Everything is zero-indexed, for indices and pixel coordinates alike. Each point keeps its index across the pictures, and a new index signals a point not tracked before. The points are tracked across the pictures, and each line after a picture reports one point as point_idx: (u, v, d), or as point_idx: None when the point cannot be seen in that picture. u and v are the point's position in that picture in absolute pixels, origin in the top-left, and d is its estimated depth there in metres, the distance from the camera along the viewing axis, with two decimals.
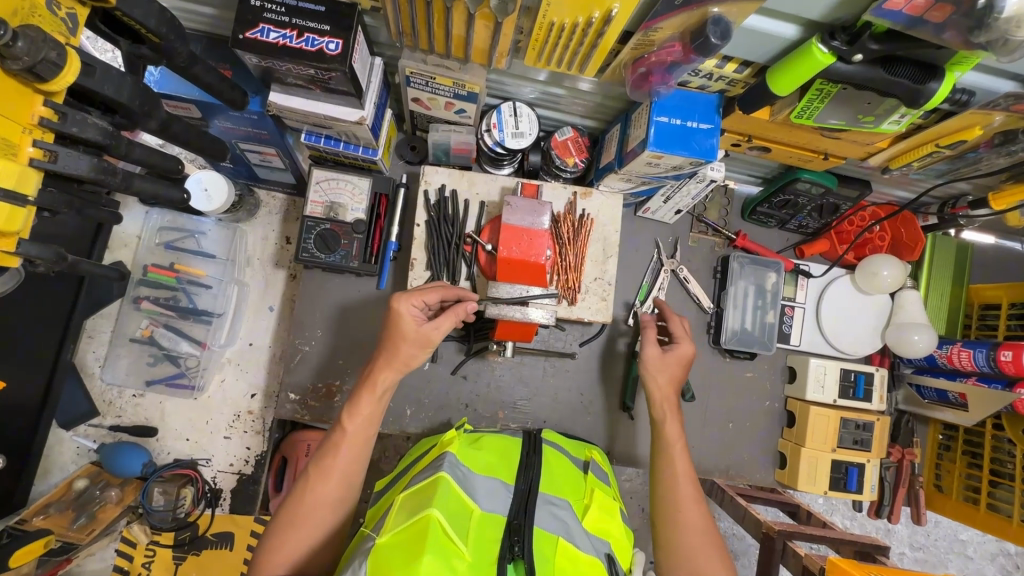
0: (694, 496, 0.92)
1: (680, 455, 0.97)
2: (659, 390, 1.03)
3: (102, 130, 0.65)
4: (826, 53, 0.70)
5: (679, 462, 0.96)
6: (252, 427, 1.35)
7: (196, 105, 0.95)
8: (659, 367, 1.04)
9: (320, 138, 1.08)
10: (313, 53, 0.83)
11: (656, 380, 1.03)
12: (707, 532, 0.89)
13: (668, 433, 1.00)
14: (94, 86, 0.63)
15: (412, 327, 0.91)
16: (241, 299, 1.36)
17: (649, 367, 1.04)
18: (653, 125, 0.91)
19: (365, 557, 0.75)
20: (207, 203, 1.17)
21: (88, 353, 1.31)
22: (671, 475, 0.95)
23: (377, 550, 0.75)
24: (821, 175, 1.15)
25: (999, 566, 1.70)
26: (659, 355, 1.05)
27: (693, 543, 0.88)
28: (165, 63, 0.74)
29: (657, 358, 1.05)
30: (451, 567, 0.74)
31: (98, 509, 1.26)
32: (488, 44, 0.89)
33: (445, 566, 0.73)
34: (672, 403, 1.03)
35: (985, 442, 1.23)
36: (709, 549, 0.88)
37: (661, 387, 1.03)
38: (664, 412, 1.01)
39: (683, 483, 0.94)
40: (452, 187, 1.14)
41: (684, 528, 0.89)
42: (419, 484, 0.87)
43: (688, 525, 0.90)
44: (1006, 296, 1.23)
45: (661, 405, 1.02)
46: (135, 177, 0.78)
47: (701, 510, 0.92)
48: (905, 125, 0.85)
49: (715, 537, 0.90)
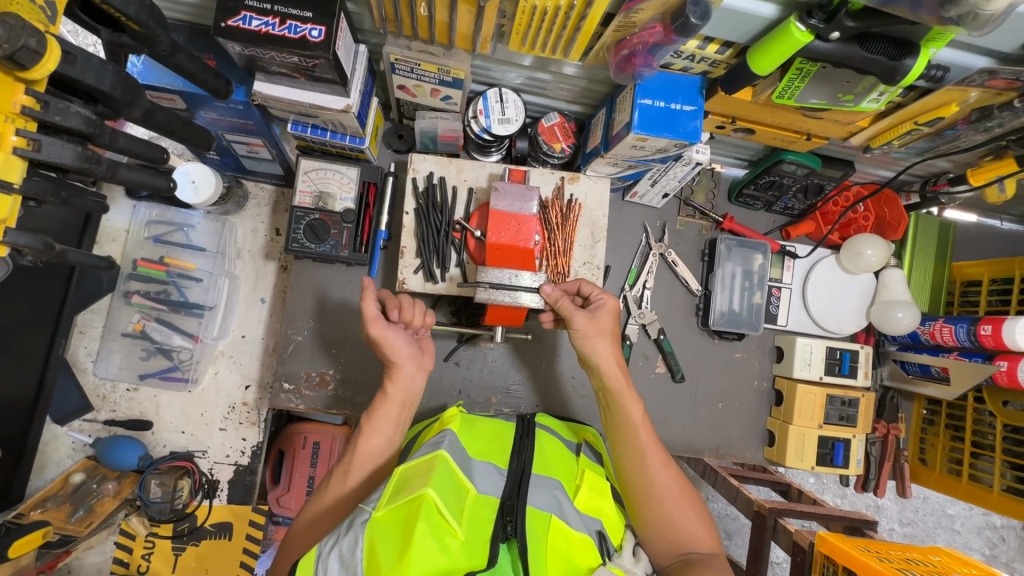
0: (664, 462, 0.98)
1: (645, 433, 0.99)
2: (605, 363, 1.00)
3: (85, 119, 0.64)
4: (804, 31, 0.71)
5: (645, 439, 0.98)
6: (247, 418, 1.36)
7: (180, 95, 0.95)
8: (594, 333, 1.00)
9: (307, 128, 1.08)
10: (296, 41, 0.83)
11: (596, 347, 1.00)
12: (685, 497, 0.96)
13: (633, 414, 0.99)
14: (74, 74, 0.62)
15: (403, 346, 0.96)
16: (233, 292, 1.36)
17: (580, 334, 1.00)
18: (637, 107, 0.92)
19: (362, 531, 0.77)
20: (194, 195, 1.16)
21: (80, 348, 1.32)
22: (642, 453, 0.98)
23: (374, 523, 0.77)
24: (805, 157, 1.17)
25: (985, 539, 1.75)
26: (588, 319, 1.00)
27: (679, 512, 0.94)
28: (148, 52, 0.73)
29: (588, 324, 1.00)
30: (441, 546, 0.75)
31: (96, 502, 1.25)
32: (472, 29, 0.89)
33: (436, 545, 0.75)
34: (626, 383, 1.01)
35: (967, 415, 1.27)
36: (690, 515, 0.95)
37: (602, 343, 1.00)
38: (609, 354, 1.00)
39: (654, 456, 0.98)
40: (440, 175, 1.15)
41: (664, 498, 0.95)
42: (419, 458, 0.88)
43: (666, 495, 0.95)
44: (988, 272, 1.27)
45: (615, 380, 1.00)
46: (119, 167, 0.76)
47: (671, 474, 0.97)
48: (884, 103, 0.87)
49: (690, 496, 0.97)
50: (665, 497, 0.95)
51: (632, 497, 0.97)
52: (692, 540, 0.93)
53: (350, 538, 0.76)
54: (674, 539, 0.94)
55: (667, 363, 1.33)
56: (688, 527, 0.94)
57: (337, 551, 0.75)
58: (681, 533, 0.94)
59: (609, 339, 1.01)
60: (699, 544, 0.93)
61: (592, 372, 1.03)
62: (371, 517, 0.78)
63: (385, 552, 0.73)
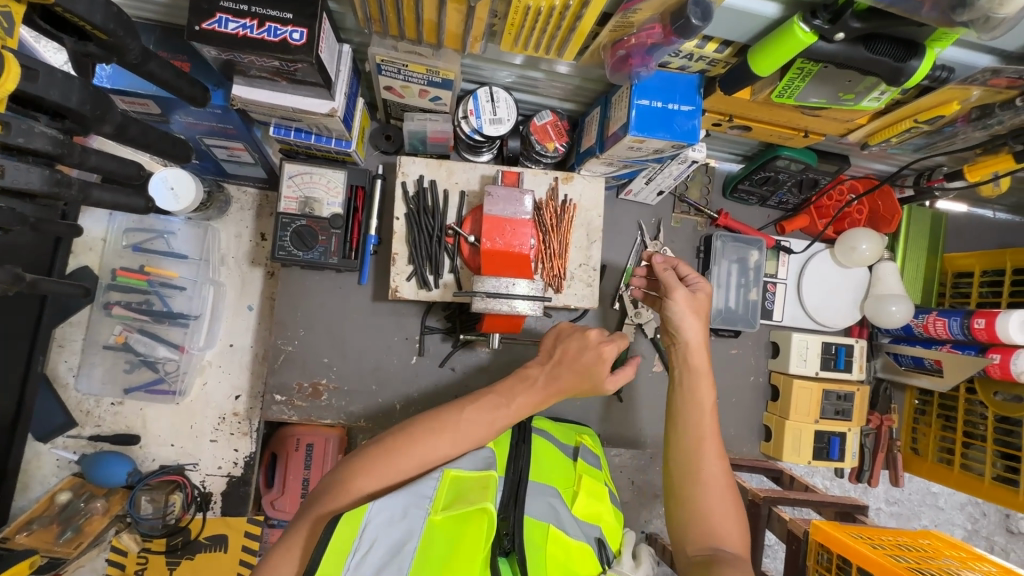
0: (719, 453, 0.91)
1: (709, 418, 0.94)
2: (693, 342, 0.98)
3: (51, 139, 0.60)
4: (809, 32, 0.69)
5: (707, 422, 0.93)
6: (238, 428, 1.33)
7: (154, 101, 0.91)
8: (692, 311, 0.99)
9: (290, 131, 1.03)
10: (277, 45, 0.79)
11: (684, 322, 0.98)
12: (731, 493, 0.89)
13: (703, 395, 0.95)
14: (37, 91, 0.57)
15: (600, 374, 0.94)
16: (218, 300, 1.32)
17: (677, 307, 0.98)
18: (634, 108, 0.89)
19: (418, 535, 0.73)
20: (174, 202, 1.11)
21: (60, 362, 1.27)
22: (699, 435, 0.92)
23: (430, 527, 0.74)
24: (801, 152, 1.16)
25: (967, 515, 1.79)
26: (688, 295, 0.99)
27: (719, 504, 0.87)
28: (116, 61, 0.69)
29: (689, 300, 0.98)
30: None
31: (84, 522, 1.23)
32: (462, 29, 0.85)
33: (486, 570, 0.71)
34: (707, 364, 0.97)
35: (959, 405, 1.28)
36: (729, 510, 0.87)
37: (695, 323, 0.98)
38: (698, 334, 0.98)
39: (711, 444, 0.91)
40: (430, 178, 1.11)
41: (706, 487, 0.88)
42: (475, 468, 0.82)
43: (713, 485, 0.88)
44: (979, 263, 1.27)
45: (699, 359, 0.97)
46: (91, 185, 0.72)
47: (724, 465, 0.91)
48: (884, 101, 0.85)
49: (735, 496, 0.89)
50: (709, 486, 0.88)
51: (676, 477, 0.91)
52: (722, 536, 0.85)
53: (405, 529, 0.73)
54: (704, 530, 0.86)
55: (664, 362, 1.32)
56: (722, 522, 0.86)
57: (386, 536, 0.71)
58: (712, 523, 0.86)
59: (701, 321, 0.99)
60: (729, 544, 0.85)
61: (672, 349, 1.01)
62: (428, 519, 0.74)
63: (439, 563, 0.70)
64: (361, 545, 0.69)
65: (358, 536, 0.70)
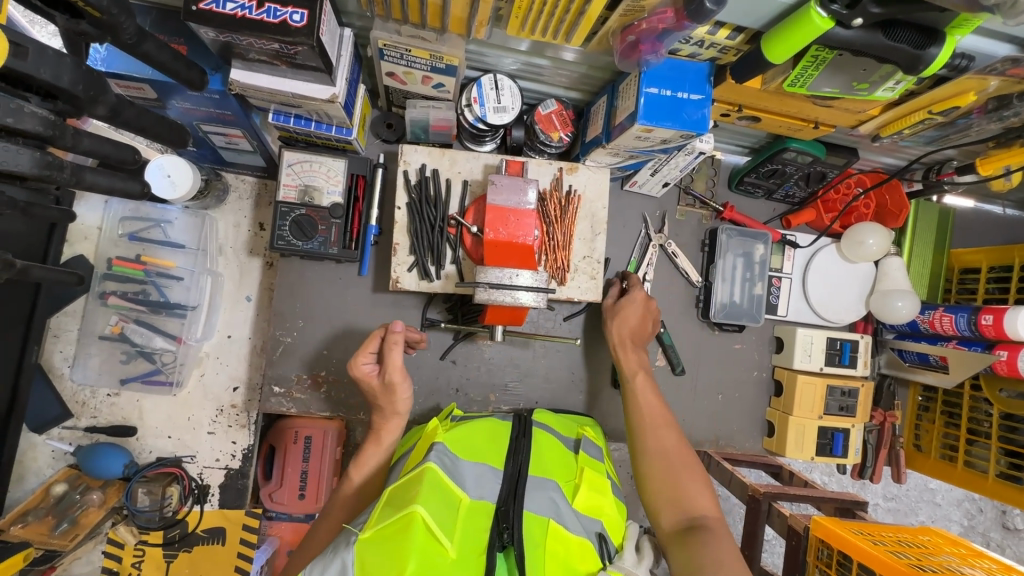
0: (663, 421, 1.00)
1: (643, 387, 1.06)
2: (618, 337, 1.16)
3: (41, 120, 0.57)
4: (826, 18, 0.67)
5: (646, 397, 1.05)
6: (236, 421, 1.31)
7: (151, 84, 0.88)
8: (615, 314, 1.18)
9: (289, 118, 1.01)
10: (276, 26, 0.76)
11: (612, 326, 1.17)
12: (683, 454, 0.96)
13: (627, 365, 1.12)
14: (28, 69, 0.55)
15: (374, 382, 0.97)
16: (216, 291, 1.30)
17: (609, 317, 1.19)
18: (642, 97, 0.87)
19: (349, 553, 0.73)
20: (171, 190, 1.09)
21: (55, 352, 1.25)
22: (641, 407, 1.03)
23: (362, 545, 0.74)
24: (809, 144, 1.14)
25: (964, 511, 1.79)
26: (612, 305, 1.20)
27: (675, 465, 0.94)
28: (111, 40, 0.66)
29: (610, 308, 1.20)
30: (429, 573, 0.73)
31: (80, 514, 1.21)
32: (467, 13, 0.83)
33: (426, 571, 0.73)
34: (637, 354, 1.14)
35: (963, 402, 1.27)
36: (686, 471, 0.93)
37: (627, 324, 1.16)
38: (620, 334, 1.16)
39: (653, 414, 1.02)
40: (432, 167, 1.09)
41: (659, 452, 0.96)
42: (406, 476, 0.86)
43: (665, 450, 0.96)
44: (987, 259, 1.26)
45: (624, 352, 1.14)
46: (84, 170, 0.70)
47: (670, 431, 0.99)
48: (899, 91, 0.83)
49: (690, 458, 0.95)
50: (666, 454, 0.95)
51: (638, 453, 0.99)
52: (691, 498, 0.90)
53: (337, 561, 0.72)
54: (672, 496, 0.91)
55: (667, 356, 1.31)
56: (685, 484, 0.91)
57: (322, 574, 0.71)
58: (677, 486, 0.91)
59: (630, 322, 1.16)
60: (699, 505, 0.89)
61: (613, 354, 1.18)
62: (358, 538, 0.75)
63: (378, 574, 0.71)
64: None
65: None
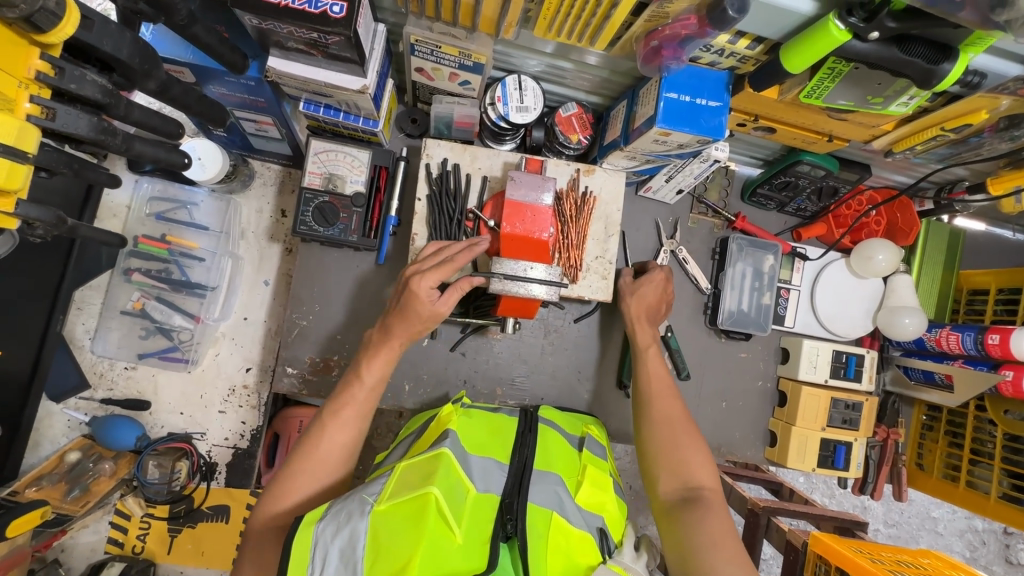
0: (667, 392, 1.03)
1: (652, 360, 1.08)
2: (633, 312, 1.15)
3: (100, 88, 0.64)
4: (843, 30, 0.70)
5: (654, 369, 1.06)
6: (247, 401, 1.34)
7: (191, 68, 0.93)
8: (632, 291, 1.18)
9: (319, 107, 1.05)
10: (316, 16, 0.80)
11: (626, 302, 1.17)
12: (683, 425, 0.98)
13: (640, 339, 1.12)
14: (92, 40, 0.61)
15: (427, 307, 0.95)
16: (236, 273, 1.33)
17: (625, 293, 1.18)
18: (662, 101, 0.90)
19: (363, 523, 0.76)
20: (201, 171, 1.14)
21: (78, 324, 1.29)
22: (648, 378, 1.06)
23: (376, 516, 0.77)
24: (823, 158, 1.16)
25: (966, 542, 1.77)
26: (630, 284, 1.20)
27: (676, 437, 0.97)
28: (164, 20, 0.71)
29: (629, 285, 1.20)
30: (436, 554, 0.75)
31: (92, 482, 1.24)
32: (497, 13, 0.87)
33: (434, 554, 0.75)
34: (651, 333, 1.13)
35: (967, 423, 1.28)
36: (686, 441, 0.96)
37: (642, 300, 1.16)
38: (635, 313, 1.15)
39: (659, 386, 1.04)
40: (454, 161, 1.12)
41: (662, 424, 0.99)
42: (419, 457, 0.88)
43: (668, 422, 0.99)
44: (996, 281, 1.27)
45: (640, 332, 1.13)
46: (133, 140, 0.76)
47: (674, 403, 1.02)
48: (912, 107, 0.86)
49: (692, 430, 0.98)
50: (671, 423, 0.98)
51: (643, 421, 1.01)
52: (690, 468, 0.93)
53: (349, 529, 0.76)
54: (672, 466, 0.94)
55: (673, 361, 1.32)
56: (685, 455, 0.94)
57: (336, 537, 0.75)
58: (676, 458, 0.94)
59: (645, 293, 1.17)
60: (700, 477, 0.92)
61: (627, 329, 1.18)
62: (372, 510, 0.78)
63: (389, 547, 0.74)
64: (317, 558, 0.74)
65: (310, 560, 0.74)
